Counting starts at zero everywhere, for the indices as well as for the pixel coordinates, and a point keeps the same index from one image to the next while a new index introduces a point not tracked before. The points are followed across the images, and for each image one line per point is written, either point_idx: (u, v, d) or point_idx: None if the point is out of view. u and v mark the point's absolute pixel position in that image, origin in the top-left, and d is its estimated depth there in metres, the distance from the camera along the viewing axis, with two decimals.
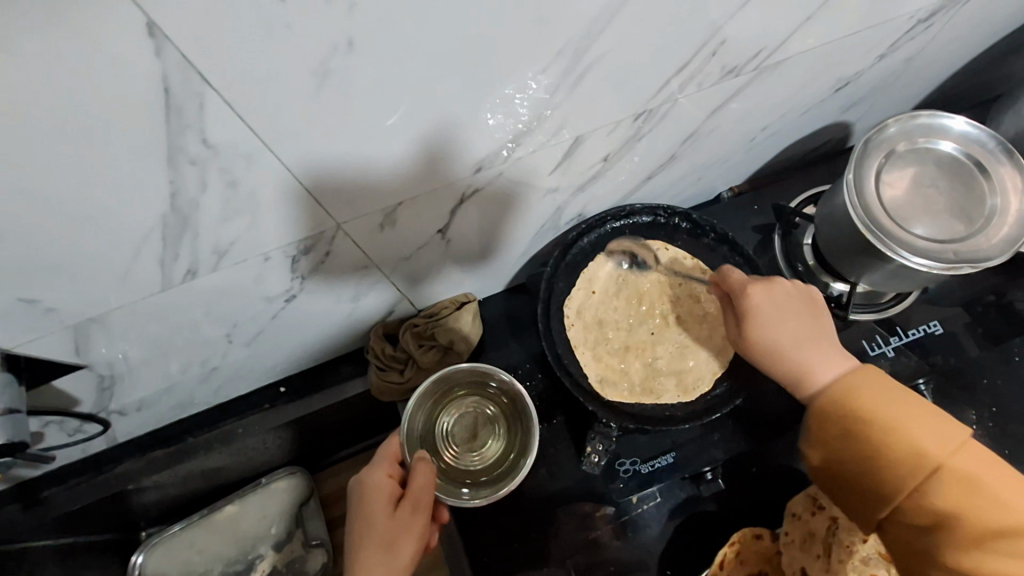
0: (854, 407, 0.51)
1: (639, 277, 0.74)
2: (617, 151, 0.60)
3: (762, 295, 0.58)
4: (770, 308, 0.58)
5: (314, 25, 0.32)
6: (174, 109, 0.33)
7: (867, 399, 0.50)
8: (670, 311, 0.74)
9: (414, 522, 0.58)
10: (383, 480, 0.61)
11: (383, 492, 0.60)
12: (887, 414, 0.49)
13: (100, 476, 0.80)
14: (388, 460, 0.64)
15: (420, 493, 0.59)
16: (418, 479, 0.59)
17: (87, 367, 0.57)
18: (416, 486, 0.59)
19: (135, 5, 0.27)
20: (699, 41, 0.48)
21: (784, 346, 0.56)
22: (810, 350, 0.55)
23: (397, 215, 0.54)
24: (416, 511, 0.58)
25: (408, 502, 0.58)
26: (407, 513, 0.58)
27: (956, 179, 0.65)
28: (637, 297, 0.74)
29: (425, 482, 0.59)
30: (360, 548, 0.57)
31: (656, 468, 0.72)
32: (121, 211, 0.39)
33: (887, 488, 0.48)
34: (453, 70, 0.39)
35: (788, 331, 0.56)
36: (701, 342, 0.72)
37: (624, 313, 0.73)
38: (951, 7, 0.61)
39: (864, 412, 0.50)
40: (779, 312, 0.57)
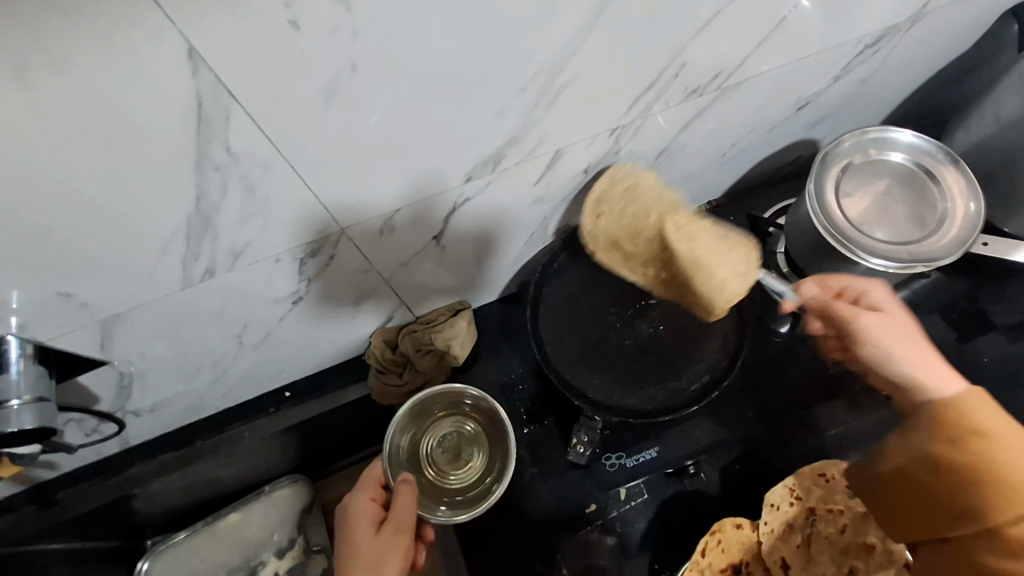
0: (967, 417, 0.49)
1: (647, 196, 0.60)
2: (596, 164, 0.66)
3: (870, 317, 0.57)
4: (879, 328, 0.56)
5: (322, 50, 0.38)
6: (204, 121, 0.39)
7: (978, 415, 0.49)
8: (682, 224, 0.57)
9: (395, 543, 0.61)
10: (365, 504, 0.65)
11: (367, 515, 0.64)
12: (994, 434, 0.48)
13: (111, 478, 0.84)
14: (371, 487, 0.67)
15: (403, 515, 0.63)
16: (401, 501, 0.63)
17: (109, 363, 0.62)
18: (398, 509, 0.62)
19: (179, 34, 0.33)
20: (662, 63, 0.55)
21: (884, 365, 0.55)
22: (937, 376, 0.53)
23: (396, 222, 0.59)
24: (398, 532, 0.61)
25: (390, 523, 0.62)
26: (389, 533, 0.61)
27: (909, 187, 0.71)
28: (642, 212, 0.60)
29: (406, 504, 0.63)
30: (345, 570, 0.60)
31: (640, 462, 0.76)
32: (151, 212, 0.44)
33: (981, 509, 0.47)
34: (442, 89, 0.45)
35: (899, 352, 0.55)
36: (718, 260, 0.57)
37: (635, 228, 0.60)
38: (895, 33, 0.67)
39: (970, 423, 0.49)
40: (885, 332, 0.56)
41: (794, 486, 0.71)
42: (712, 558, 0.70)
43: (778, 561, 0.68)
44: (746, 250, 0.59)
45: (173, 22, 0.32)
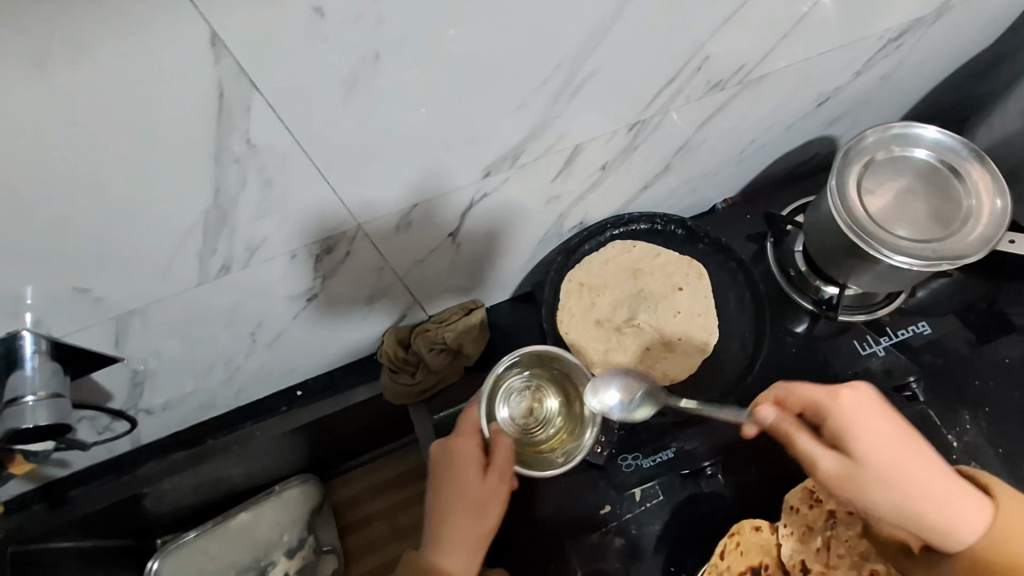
0: (995, 548, 0.49)
1: (636, 266, 0.78)
2: (614, 160, 0.65)
3: (863, 439, 0.51)
4: (881, 458, 0.50)
5: (346, 38, 0.37)
6: (224, 110, 0.38)
7: (1014, 539, 0.50)
8: (653, 295, 0.77)
9: (499, 488, 0.61)
10: (470, 450, 0.62)
11: (473, 461, 0.62)
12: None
13: (123, 477, 0.84)
14: (469, 432, 0.65)
15: (505, 464, 0.62)
16: (502, 448, 0.63)
17: (123, 360, 0.61)
18: (502, 457, 0.62)
19: (202, 21, 0.32)
20: (685, 56, 0.54)
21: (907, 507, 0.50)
22: (948, 495, 0.50)
23: (413, 217, 0.59)
24: (501, 479, 0.62)
25: (495, 472, 0.61)
26: (494, 481, 0.61)
27: (933, 184, 0.70)
28: (631, 278, 0.77)
29: (509, 453, 0.63)
30: (452, 510, 0.59)
31: (656, 464, 0.74)
32: (168, 206, 0.44)
33: None
34: (463, 79, 0.44)
35: (913, 486, 0.50)
36: (693, 282, 0.77)
37: (618, 303, 0.76)
38: (919, 27, 0.66)
39: (1012, 562, 0.49)
40: (891, 464, 0.50)
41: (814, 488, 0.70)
42: (729, 561, 0.69)
43: (798, 565, 0.67)
44: (701, 276, 0.77)
45: (196, 9, 0.32)
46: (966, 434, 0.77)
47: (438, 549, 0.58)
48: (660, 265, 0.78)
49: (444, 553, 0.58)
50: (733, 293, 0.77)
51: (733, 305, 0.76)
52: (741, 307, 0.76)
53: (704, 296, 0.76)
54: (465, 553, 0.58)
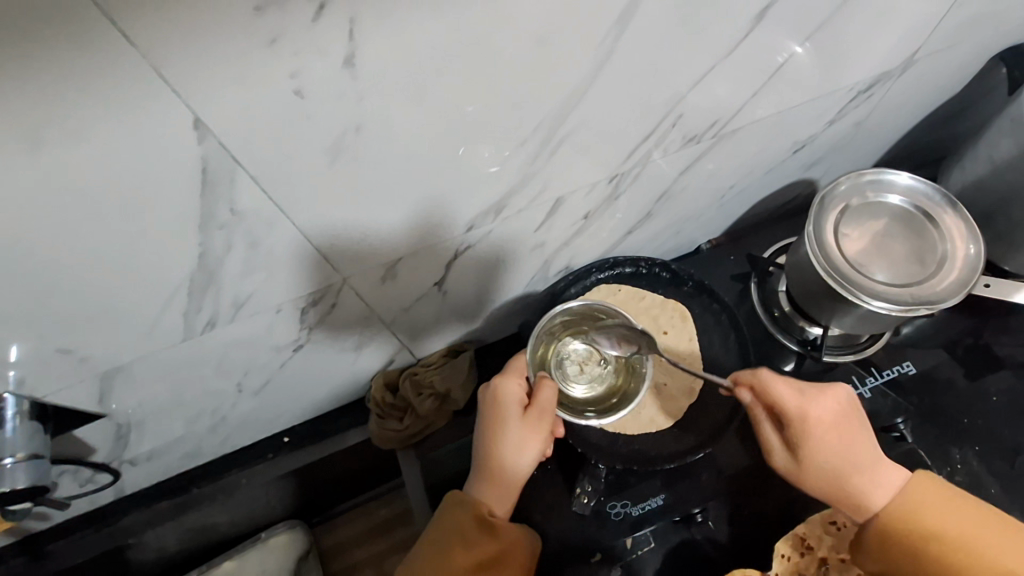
0: (916, 518, 0.56)
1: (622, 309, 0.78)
2: (596, 209, 0.67)
3: (817, 411, 0.57)
4: (831, 435, 0.57)
5: (328, 114, 0.38)
6: (209, 182, 0.39)
7: (928, 515, 0.56)
8: None
9: (539, 428, 0.58)
10: (512, 390, 0.59)
11: (513, 403, 0.58)
12: (944, 530, 0.55)
13: (105, 528, 0.82)
14: (514, 373, 0.61)
15: (546, 408, 0.58)
16: (546, 393, 0.58)
17: (107, 415, 0.61)
18: (544, 399, 0.58)
19: (186, 106, 0.33)
20: (661, 113, 0.55)
21: (836, 471, 0.57)
22: (875, 467, 0.58)
23: (398, 270, 0.59)
24: (542, 419, 0.58)
25: (534, 415, 0.58)
26: (533, 425, 0.58)
27: (908, 228, 0.71)
28: None
29: (551, 396, 0.59)
30: (491, 449, 0.57)
31: (646, 511, 0.73)
32: (153, 270, 0.44)
33: None
34: (444, 144, 0.45)
35: (852, 459, 0.57)
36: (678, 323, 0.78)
37: None
38: (887, 79, 0.69)
39: (920, 530, 0.55)
40: (833, 442, 0.57)
41: (804, 535, 0.69)
42: None
43: None
44: (684, 317, 0.78)
45: (179, 94, 0.33)
46: (956, 473, 0.77)
47: (482, 484, 0.58)
48: (645, 306, 0.78)
49: (485, 487, 0.58)
50: (718, 335, 0.78)
51: (719, 347, 0.77)
52: (726, 350, 0.77)
53: (688, 338, 0.77)
54: (508, 488, 0.58)
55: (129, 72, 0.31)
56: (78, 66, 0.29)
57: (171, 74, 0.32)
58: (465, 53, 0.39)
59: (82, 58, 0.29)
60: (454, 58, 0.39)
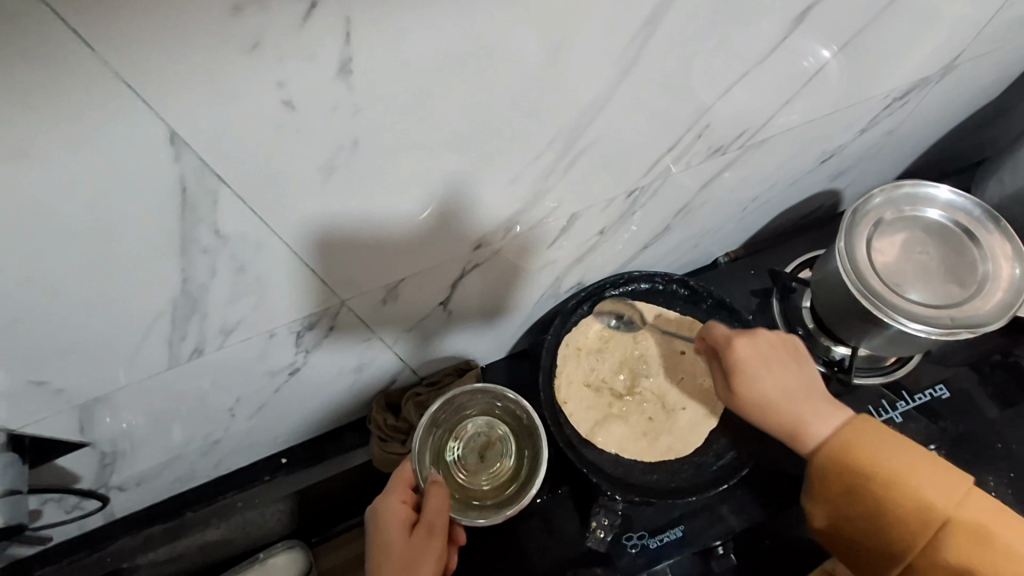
0: (854, 452, 0.52)
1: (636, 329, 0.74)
2: (612, 224, 0.63)
3: (748, 346, 0.59)
4: (758, 363, 0.58)
5: (324, 130, 0.34)
6: (190, 205, 0.35)
7: (861, 446, 0.52)
8: (652, 358, 0.74)
9: (429, 546, 0.53)
10: (395, 506, 0.55)
11: (397, 520, 0.54)
12: (876, 465, 0.51)
13: (95, 553, 0.78)
14: (401, 486, 0.58)
15: (436, 518, 0.54)
16: (433, 501, 0.54)
17: (90, 444, 0.57)
18: (429, 512, 0.53)
19: (161, 122, 0.30)
20: (685, 124, 0.51)
21: (775, 408, 0.56)
22: (811, 404, 0.55)
23: (400, 291, 0.55)
24: (432, 535, 0.53)
25: (422, 529, 0.53)
26: (421, 540, 0.53)
27: (946, 245, 0.67)
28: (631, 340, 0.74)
29: (440, 505, 0.54)
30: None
31: (664, 543, 0.68)
32: (132, 298, 0.41)
33: (902, 539, 0.50)
34: (452, 158, 0.41)
35: (785, 388, 0.56)
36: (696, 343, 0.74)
37: (619, 367, 0.73)
38: (925, 85, 0.64)
39: (850, 466, 0.52)
40: (778, 370, 0.57)
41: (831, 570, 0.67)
42: None
43: None
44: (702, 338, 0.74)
45: (153, 109, 0.29)
46: None
47: None
48: (660, 326, 0.75)
49: None
50: None
51: None
52: None
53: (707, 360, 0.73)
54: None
55: (91, 84, 0.27)
56: (28, 82, 0.25)
57: (142, 88, 0.28)
58: (475, 61, 0.35)
59: (35, 69, 0.25)
60: (463, 66, 0.35)
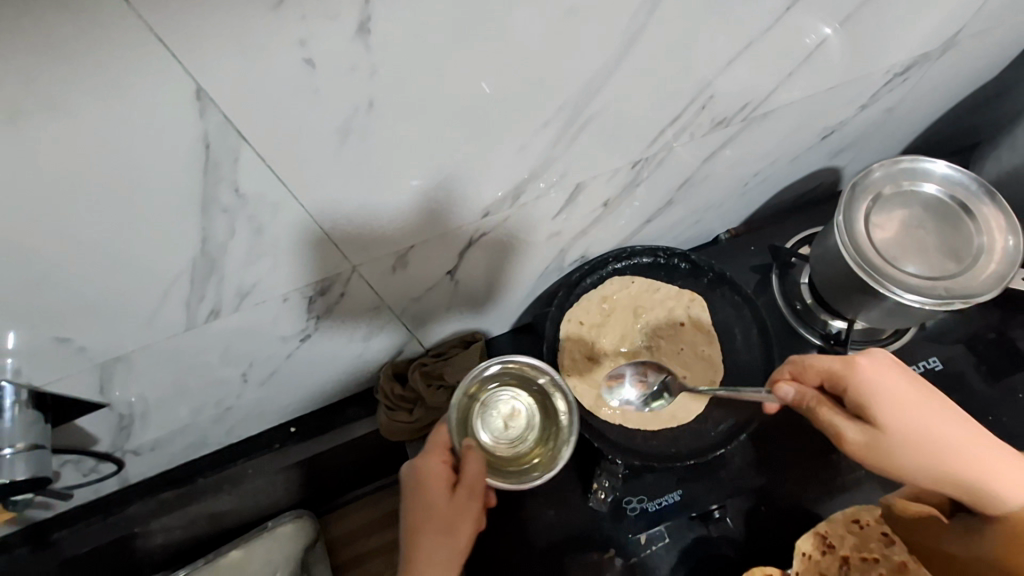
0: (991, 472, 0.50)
1: (637, 302, 0.76)
2: (616, 197, 0.64)
3: (872, 368, 0.51)
4: (895, 380, 0.51)
5: (341, 89, 0.35)
6: (212, 161, 0.36)
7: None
8: (651, 330, 0.76)
9: (469, 504, 0.55)
10: (437, 468, 0.57)
11: (438, 481, 0.56)
12: (991, 487, 0.50)
13: (109, 517, 0.81)
14: (439, 448, 0.59)
15: (477, 480, 0.56)
16: (473, 463, 0.56)
17: (108, 405, 0.59)
18: (470, 474, 0.55)
19: (188, 76, 0.31)
20: (689, 95, 0.52)
21: (926, 434, 0.50)
22: (967, 441, 0.50)
23: (409, 258, 0.57)
24: (471, 496, 0.56)
25: (464, 489, 0.55)
26: (464, 499, 0.55)
27: (942, 219, 0.68)
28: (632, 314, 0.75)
29: (480, 467, 0.56)
30: (421, 534, 0.54)
31: (662, 506, 0.71)
32: (152, 256, 0.42)
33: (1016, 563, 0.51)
34: (462, 123, 0.43)
35: (914, 407, 0.50)
36: (695, 316, 0.76)
37: (621, 339, 0.75)
38: (925, 61, 0.65)
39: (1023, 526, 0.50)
40: (895, 384, 0.50)
41: (825, 533, 0.68)
42: None
43: None
44: (702, 310, 0.76)
45: (181, 63, 0.30)
46: None
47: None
48: (661, 298, 0.76)
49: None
50: (739, 328, 0.75)
51: (740, 341, 0.74)
52: (748, 343, 0.74)
53: (706, 331, 0.75)
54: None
55: (123, 37, 0.28)
56: (68, 33, 0.27)
57: (171, 41, 0.29)
58: (486, 24, 0.36)
59: (71, 20, 0.26)
60: (476, 30, 0.36)
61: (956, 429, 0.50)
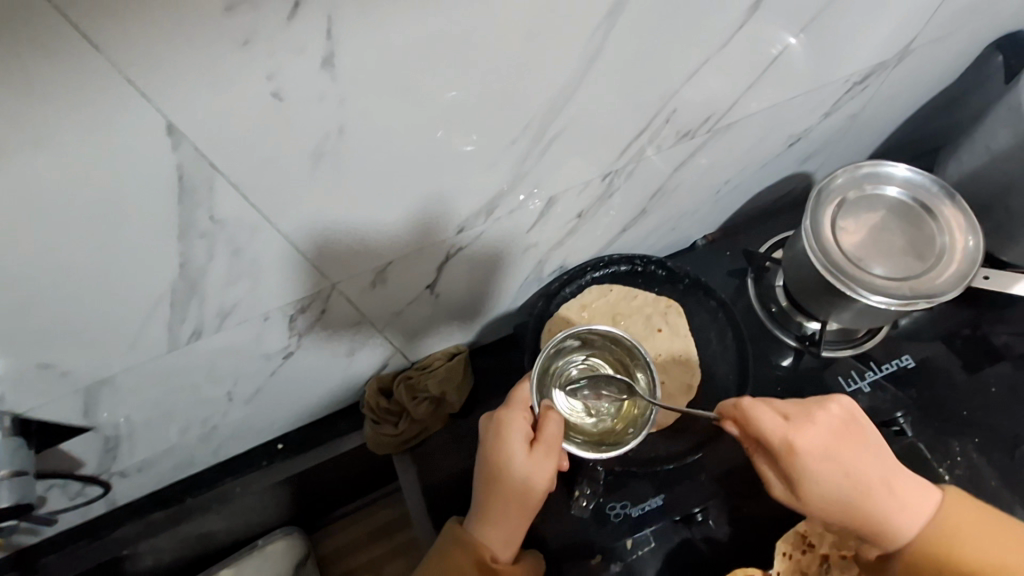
0: (949, 544, 0.53)
1: (616, 308, 0.77)
2: (589, 208, 0.66)
3: (807, 443, 0.52)
4: (829, 453, 0.52)
5: (311, 118, 0.37)
6: (187, 190, 0.38)
7: (964, 533, 0.53)
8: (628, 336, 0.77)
9: (545, 466, 0.56)
10: (515, 427, 0.57)
11: (516, 440, 0.56)
12: (961, 553, 0.52)
13: (98, 541, 0.81)
14: (517, 406, 0.58)
15: (553, 442, 0.56)
16: (551, 426, 0.56)
17: (94, 428, 0.59)
18: (547, 435, 0.55)
19: (158, 112, 0.32)
20: (653, 109, 0.54)
21: (854, 501, 0.53)
22: (887, 499, 0.53)
23: (388, 274, 0.58)
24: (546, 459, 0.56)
25: (540, 451, 0.56)
26: (539, 461, 0.56)
27: (906, 220, 0.71)
28: (611, 320, 0.77)
29: (557, 430, 0.56)
30: (497, 486, 0.56)
31: (646, 511, 0.72)
32: (132, 281, 0.43)
33: None
34: (432, 143, 0.44)
35: (848, 485, 0.52)
36: (673, 322, 0.77)
37: None
38: (882, 70, 0.68)
39: (960, 560, 0.52)
40: (830, 465, 0.52)
41: (805, 532, 0.69)
42: None
43: None
44: (681, 318, 0.77)
45: (152, 100, 0.31)
46: (957, 467, 0.76)
47: (487, 525, 0.58)
48: (639, 305, 0.78)
49: (487, 523, 0.58)
50: (715, 332, 0.77)
51: (716, 345, 0.76)
52: (724, 347, 0.76)
53: (683, 338, 0.76)
54: (507, 524, 0.58)
55: (94, 77, 0.29)
56: (42, 77, 0.28)
57: (141, 79, 0.30)
58: (447, 49, 0.37)
59: (41, 65, 0.27)
60: (437, 55, 0.37)
61: (890, 497, 0.53)
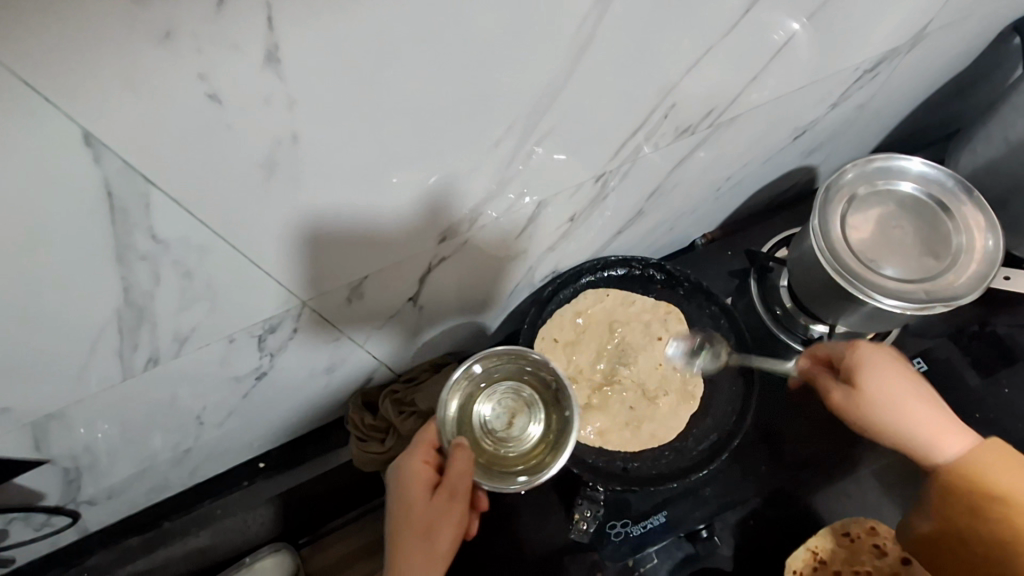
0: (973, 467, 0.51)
1: (613, 314, 0.73)
2: (582, 211, 0.61)
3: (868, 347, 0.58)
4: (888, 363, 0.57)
5: (261, 124, 0.32)
6: (118, 210, 0.33)
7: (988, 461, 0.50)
8: (626, 344, 0.72)
9: (450, 509, 0.52)
10: (417, 467, 0.55)
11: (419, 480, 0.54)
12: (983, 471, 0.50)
13: (71, 569, 0.77)
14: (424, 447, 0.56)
15: (458, 480, 0.52)
16: (457, 462, 0.53)
17: (50, 461, 0.55)
18: (452, 472, 0.52)
19: (70, 120, 0.27)
20: (650, 104, 0.50)
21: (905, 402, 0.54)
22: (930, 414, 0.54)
23: (364, 289, 0.53)
24: (454, 497, 0.53)
25: (444, 491, 0.52)
26: (443, 501, 0.52)
27: (920, 218, 0.66)
28: (608, 328, 0.72)
29: (464, 468, 0.53)
30: (403, 533, 0.52)
31: (648, 529, 0.68)
32: (69, 311, 0.38)
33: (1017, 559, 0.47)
34: (405, 148, 0.39)
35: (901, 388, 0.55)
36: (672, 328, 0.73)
37: (597, 354, 0.72)
38: (894, 57, 0.63)
39: (985, 487, 0.49)
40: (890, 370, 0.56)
41: (817, 549, 0.65)
42: None
43: None
44: (681, 325, 0.73)
45: (62, 109, 0.26)
46: None
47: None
48: (636, 310, 0.73)
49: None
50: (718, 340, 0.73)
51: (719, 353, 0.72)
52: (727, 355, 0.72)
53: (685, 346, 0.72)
54: None
55: None
56: None
57: (44, 86, 0.25)
58: (413, 43, 0.32)
59: None
60: (402, 49, 0.32)
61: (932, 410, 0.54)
